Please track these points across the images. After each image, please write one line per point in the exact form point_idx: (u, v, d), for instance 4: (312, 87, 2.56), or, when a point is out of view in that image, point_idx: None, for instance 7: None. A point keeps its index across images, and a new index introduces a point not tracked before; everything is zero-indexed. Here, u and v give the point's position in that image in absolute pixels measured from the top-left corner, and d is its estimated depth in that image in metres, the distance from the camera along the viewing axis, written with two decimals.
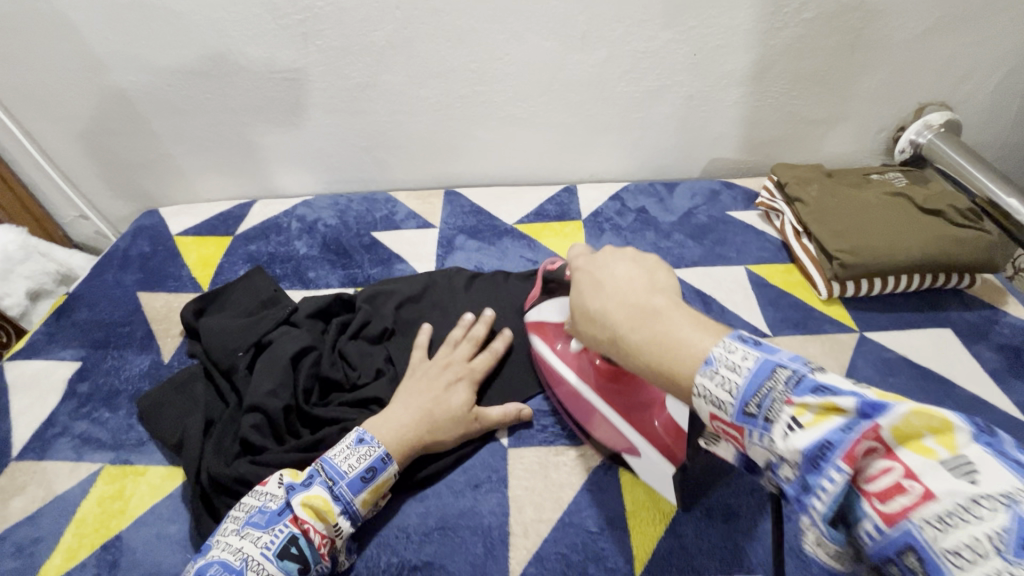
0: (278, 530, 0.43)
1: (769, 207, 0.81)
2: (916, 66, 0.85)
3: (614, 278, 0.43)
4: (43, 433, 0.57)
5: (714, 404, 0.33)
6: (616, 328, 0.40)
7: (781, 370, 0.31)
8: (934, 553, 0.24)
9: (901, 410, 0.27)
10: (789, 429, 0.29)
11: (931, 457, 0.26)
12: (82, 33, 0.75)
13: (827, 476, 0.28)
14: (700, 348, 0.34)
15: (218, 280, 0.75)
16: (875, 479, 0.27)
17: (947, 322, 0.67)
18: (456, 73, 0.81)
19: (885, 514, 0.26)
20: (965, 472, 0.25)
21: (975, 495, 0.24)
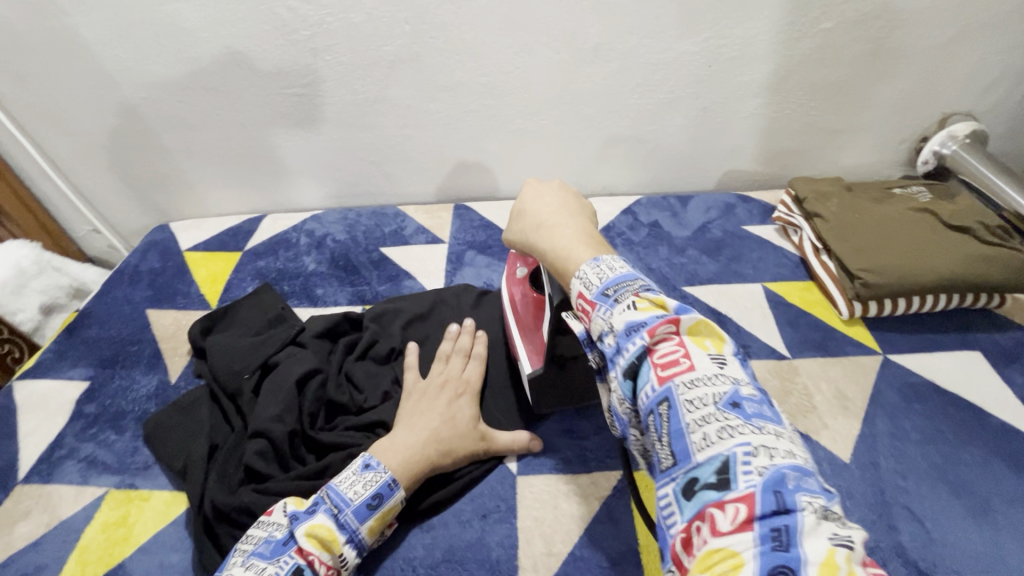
0: (283, 562, 0.41)
1: (786, 222, 0.79)
2: (941, 75, 0.82)
3: (537, 209, 0.49)
4: (49, 455, 0.57)
5: (584, 284, 0.39)
6: (541, 222, 0.47)
7: (639, 281, 0.37)
8: (681, 404, 0.32)
9: (699, 317, 0.35)
10: (627, 308, 0.35)
11: (704, 349, 0.34)
12: (95, 51, 0.75)
13: (633, 342, 0.34)
14: (582, 258, 0.42)
15: (227, 297, 0.75)
16: (665, 353, 0.34)
17: (976, 345, 0.64)
18: (465, 87, 0.80)
19: (660, 376, 0.33)
20: (719, 361, 0.33)
21: (719, 374, 0.32)
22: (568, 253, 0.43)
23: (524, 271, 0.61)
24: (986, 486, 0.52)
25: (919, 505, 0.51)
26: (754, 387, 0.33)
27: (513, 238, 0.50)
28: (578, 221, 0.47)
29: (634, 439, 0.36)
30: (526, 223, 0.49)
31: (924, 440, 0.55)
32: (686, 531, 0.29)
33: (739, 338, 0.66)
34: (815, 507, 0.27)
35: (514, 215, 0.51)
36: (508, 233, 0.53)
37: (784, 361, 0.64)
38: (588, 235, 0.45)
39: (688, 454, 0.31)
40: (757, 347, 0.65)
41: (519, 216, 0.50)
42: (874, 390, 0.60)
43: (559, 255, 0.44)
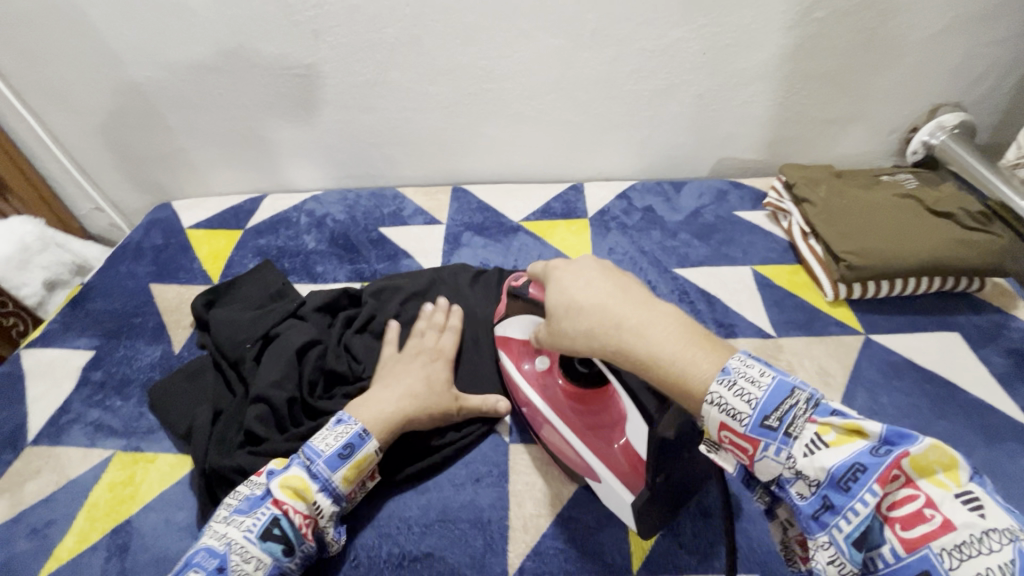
0: (260, 513, 0.44)
1: (777, 208, 0.81)
2: (931, 66, 0.84)
3: (589, 300, 0.43)
4: (57, 419, 0.59)
5: (727, 414, 0.35)
6: (620, 319, 0.41)
7: (799, 391, 0.35)
8: (945, 574, 0.30)
9: (929, 442, 0.32)
10: (813, 448, 0.34)
11: (945, 488, 0.32)
12: (100, 29, 0.77)
13: (863, 500, 0.32)
14: (709, 366, 0.37)
15: (228, 273, 0.77)
16: (900, 505, 0.32)
17: (955, 326, 0.67)
18: (465, 70, 0.81)
19: (906, 541, 0.32)
20: (973, 504, 0.31)
21: (982, 528, 0.30)
22: (687, 362, 0.37)
23: (542, 363, 0.56)
24: (958, 458, 0.55)
25: None
26: (1021, 526, 0.30)
27: (569, 333, 0.44)
28: (659, 306, 0.41)
29: None
30: (594, 320, 0.42)
31: (901, 415, 0.58)
32: None
33: (727, 318, 0.68)
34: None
35: (566, 310, 0.44)
36: (553, 331, 0.45)
37: (770, 340, 0.66)
38: (690, 327, 0.39)
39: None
40: (744, 326, 0.67)
41: (570, 308, 0.44)
42: (855, 367, 0.62)
43: (676, 363, 0.38)
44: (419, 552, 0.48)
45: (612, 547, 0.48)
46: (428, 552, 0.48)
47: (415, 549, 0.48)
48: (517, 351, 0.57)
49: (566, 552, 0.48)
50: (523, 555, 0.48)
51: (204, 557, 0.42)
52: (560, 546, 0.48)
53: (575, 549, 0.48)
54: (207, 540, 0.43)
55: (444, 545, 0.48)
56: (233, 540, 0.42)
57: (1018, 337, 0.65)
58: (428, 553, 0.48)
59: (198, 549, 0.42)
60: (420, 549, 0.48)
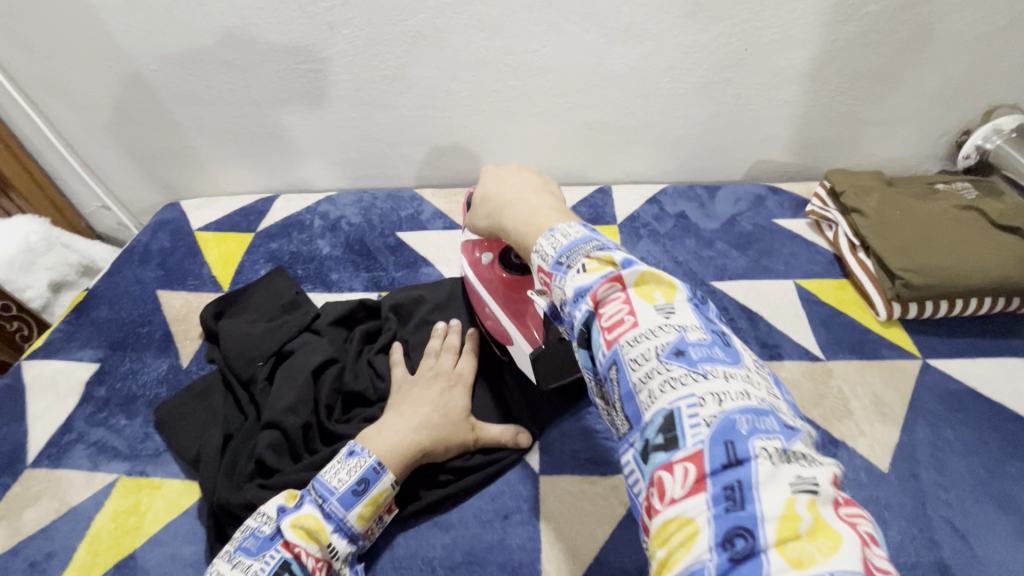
0: (269, 557, 0.40)
1: (820, 217, 0.75)
2: (991, 65, 0.77)
3: (498, 189, 0.47)
4: (59, 439, 0.55)
5: (542, 258, 0.37)
6: (506, 202, 0.45)
7: (594, 243, 0.35)
8: (626, 363, 0.30)
9: (646, 269, 0.33)
10: (576, 273, 0.34)
11: (651, 301, 0.32)
12: (104, 19, 0.72)
13: (578, 310, 0.33)
14: (551, 224, 0.40)
15: (239, 280, 0.73)
16: (611, 313, 0.32)
17: (1021, 352, 0.61)
18: (489, 66, 0.76)
19: (608, 339, 0.31)
20: (667, 312, 0.31)
21: (665, 325, 0.31)
22: (536, 226, 0.40)
23: (487, 255, 0.59)
24: None
25: (960, 520, 0.49)
26: (703, 330, 0.31)
27: (482, 223, 0.48)
28: (543, 197, 0.44)
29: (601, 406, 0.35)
30: (493, 206, 0.46)
31: (966, 451, 0.53)
32: (648, 495, 0.28)
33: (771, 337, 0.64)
34: (769, 452, 0.26)
35: (481, 201, 0.48)
36: (475, 219, 0.50)
37: (818, 363, 0.61)
38: (562, 211, 0.42)
39: (639, 414, 0.29)
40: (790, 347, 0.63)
41: (484, 201, 0.48)
42: (914, 397, 0.57)
43: (523, 231, 0.41)
44: None
45: None
46: None
47: None
48: (469, 246, 0.61)
49: None
50: None
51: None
52: None
53: None
54: None
55: None
56: None
57: None
58: None
59: None
60: None
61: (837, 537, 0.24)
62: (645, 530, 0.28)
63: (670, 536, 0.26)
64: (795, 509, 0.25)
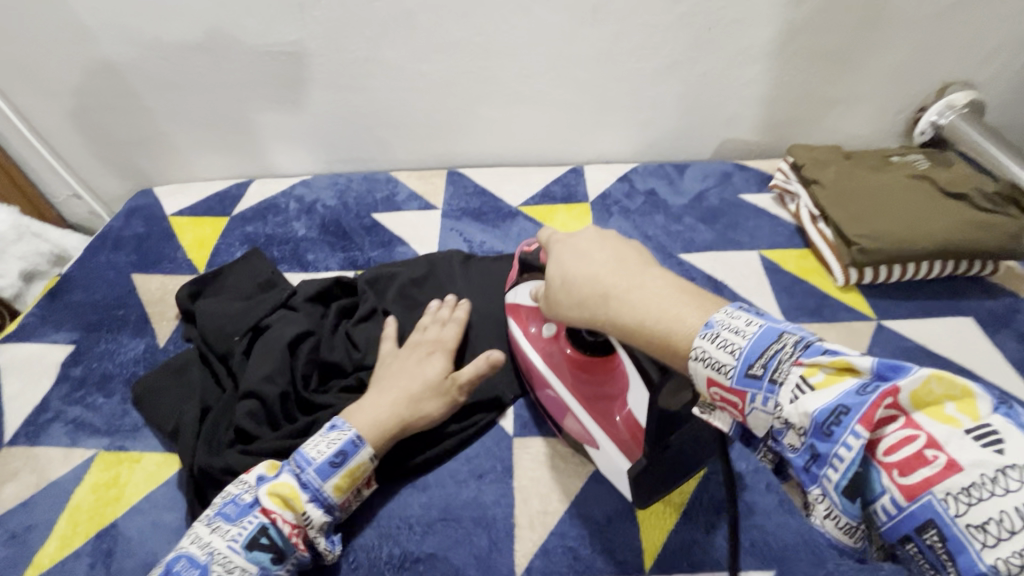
0: (246, 522, 0.42)
1: (783, 190, 0.78)
2: (942, 42, 0.81)
3: (586, 266, 0.42)
4: (36, 418, 0.56)
5: (713, 367, 0.32)
6: (605, 289, 0.39)
7: (787, 336, 0.32)
8: (955, 525, 0.26)
9: (927, 371, 0.28)
10: (798, 393, 0.30)
11: (955, 424, 0.27)
12: (68, 2, 0.71)
13: (844, 444, 0.28)
14: (696, 319, 0.34)
15: (215, 262, 0.73)
16: (897, 449, 0.28)
17: (969, 311, 0.65)
18: (460, 48, 0.77)
19: (904, 489, 0.27)
20: (988, 440, 0.26)
21: (993, 467, 0.25)
22: (671, 321, 0.35)
23: (550, 328, 0.53)
24: None
25: None
26: None
27: (567, 309, 0.42)
28: (651, 273, 0.39)
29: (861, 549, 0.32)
30: (585, 290, 0.41)
31: None
32: None
33: None
34: None
35: (561, 282, 0.43)
36: (551, 301, 0.45)
37: None
38: (685, 288, 0.37)
39: (975, 568, 0.25)
40: None
41: (566, 284, 0.42)
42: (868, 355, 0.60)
43: (657, 322, 0.36)
44: (422, 554, 0.46)
45: (623, 544, 0.46)
46: (432, 552, 0.46)
47: (417, 549, 0.46)
48: (524, 316, 0.55)
49: (574, 551, 0.46)
50: (531, 554, 0.46)
51: (185, 566, 0.40)
52: (569, 544, 0.46)
53: (584, 547, 0.46)
54: (188, 546, 0.42)
55: (448, 545, 0.46)
56: (216, 550, 0.41)
57: None
58: (431, 554, 0.46)
59: (179, 556, 0.41)
60: (422, 550, 0.46)
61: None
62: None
63: None
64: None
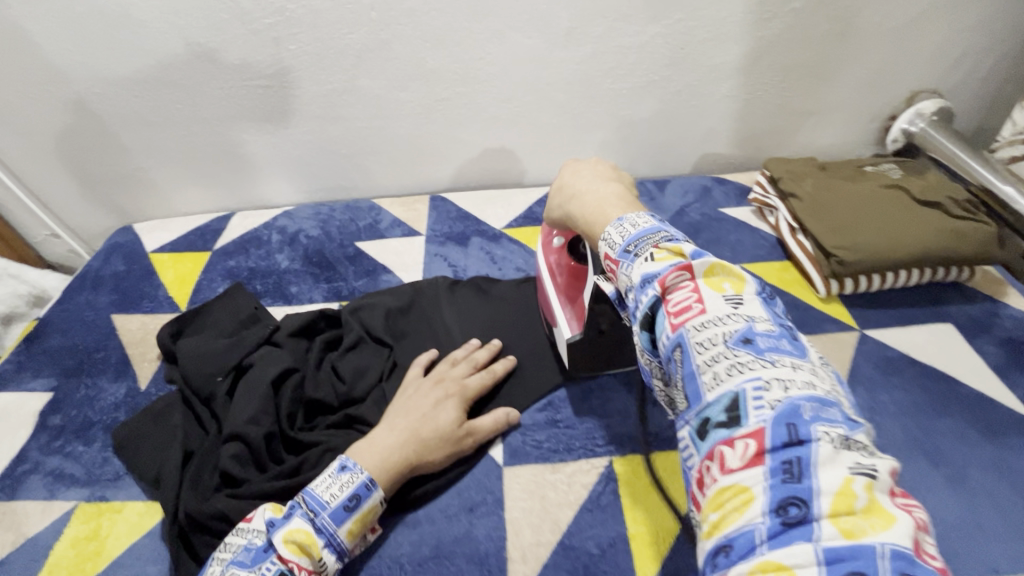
0: (265, 568, 0.40)
1: (762, 203, 0.79)
2: (908, 53, 0.83)
3: (579, 175, 0.49)
4: (13, 470, 0.54)
5: (609, 245, 0.37)
6: (574, 193, 0.46)
7: (663, 233, 0.35)
8: (692, 347, 0.29)
9: (718, 260, 0.32)
10: (643, 261, 0.33)
11: (719, 291, 0.31)
12: (40, 44, 0.71)
13: (646, 292, 0.32)
14: (617, 214, 0.40)
15: (196, 299, 0.72)
16: (679, 297, 0.31)
17: (949, 317, 0.66)
18: (437, 75, 0.78)
19: (674, 323, 0.30)
20: (736, 303, 0.30)
21: (733, 314, 0.30)
22: (601, 211, 0.42)
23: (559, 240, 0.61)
24: (962, 456, 0.53)
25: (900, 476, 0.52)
26: (774, 324, 0.30)
27: (556, 214, 0.51)
28: (614, 186, 0.45)
29: (658, 389, 0.35)
30: (563, 196, 0.49)
31: (901, 412, 0.56)
32: (700, 473, 0.28)
33: None
34: (831, 437, 0.25)
35: (555, 189, 0.50)
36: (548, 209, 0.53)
37: None
38: (625, 200, 0.43)
39: (699, 395, 0.28)
40: None
41: (558, 190, 0.50)
42: (853, 366, 0.61)
43: (590, 212, 0.43)
44: None
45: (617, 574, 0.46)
46: None
47: None
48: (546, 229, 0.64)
49: None
50: None
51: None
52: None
53: None
54: None
55: None
56: None
57: (1010, 325, 0.65)
58: None
59: None
60: None
61: (892, 517, 0.23)
62: (697, 511, 0.28)
63: (724, 500, 0.25)
64: (852, 488, 0.24)
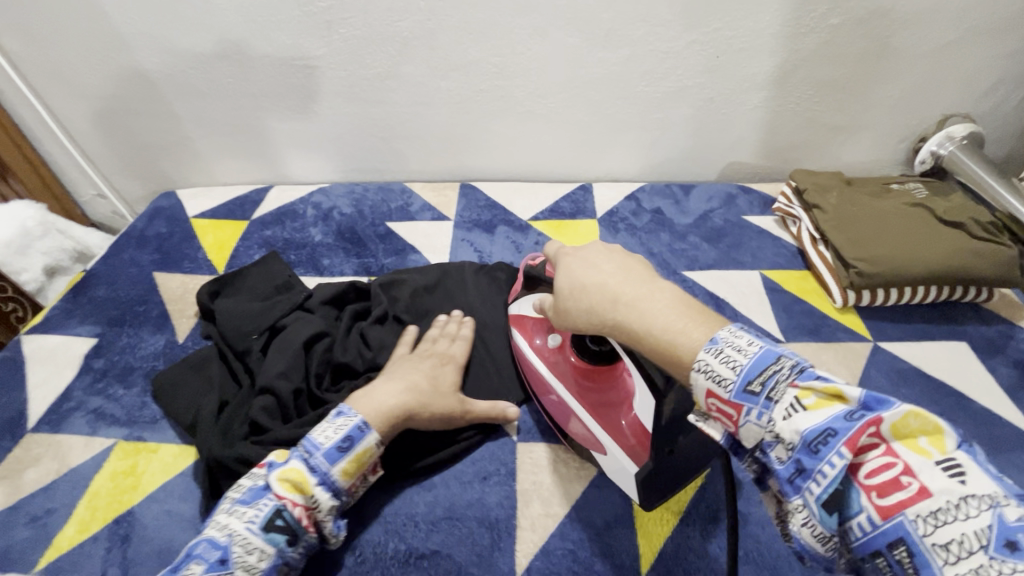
0: (262, 504, 0.42)
1: (786, 213, 0.81)
2: (943, 76, 0.84)
3: (595, 276, 0.46)
4: (58, 407, 0.58)
5: (713, 380, 0.36)
6: (616, 296, 0.43)
7: (784, 359, 0.35)
8: (921, 543, 0.28)
9: (907, 408, 0.30)
10: (791, 411, 0.33)
11: (925, 455, 0.29)
12: (107, 11, 0.75)
13: (828, 461, 0.31)
14: (703, 333, 0.38)
15: (234, 264, 0.76)
16: (876, 472, 0.30)
17: (963, 336, 0.67)
18: (477, 66, 0.80)
19: (880, 508, 0.29)
20: (957, 472, 0.28)
21: (959, 493, 0.28)
22: (683, 334, 0.39)
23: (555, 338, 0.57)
24: None
25: None
26: (1012, 498, 0.27)
27: (577, 317, 0.46)
28: (659, 285, 0.43)
29: (840, 564, 0.33)
30: (595, 298, 0.45)
31: None
32: None
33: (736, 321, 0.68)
34: None
35: (568, 291, 0.47)
36: (560, 311, 0.48)
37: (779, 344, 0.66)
38: (685, 306, 0.41)
39: (936, 574, 0.27)
40: (753, 330, 0.67)
41: (575, 290, 0.46)
42: (864, 375, 0.62)
43: (664, 338, 0.40)
44: (426, 550, 0.48)
45: (621, 550, 0.48)
46: (435, 549, 0.48)
47: (421, 546, 0.48)
48: (530, 329, 0.59)
49: (575, 553, 0.47)
50: (531, 555, 0.47)
51: (207, 549, 0.40)
52: (569, 547, 0.48)
53: (583, 550, 0.48)
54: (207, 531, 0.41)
55: (451, 543, 0.48)
56: (235, 531, 0.40)
57: None
58: (434, 551, 0.48)
59: (199, 540, 0.40)
60: (426, 546, 0.48)
61: None
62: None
63: None
64: None
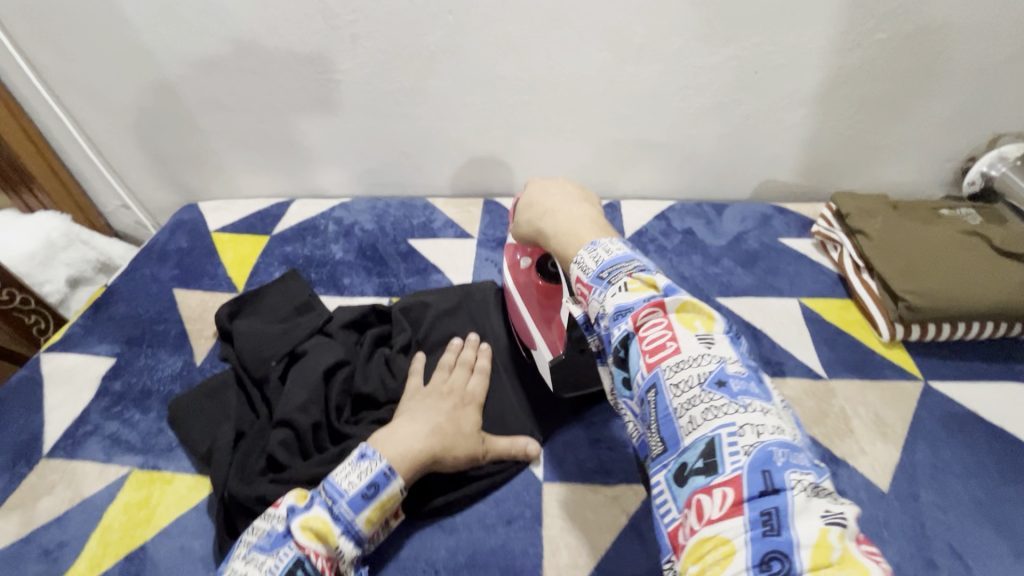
0: (282, 553, 0.39)
1: (826, 237, 0.76)
2: (998, 94, 0.79)
3: (543, 195, 0.52)
4: (75, 431, 0.57)
5: (582, 269, 0.40)
6: (545, 208, 0.50)
7: (635, 262, 0.38)
8: (668, 389, 0.33)
9: (688, 297, 0.36)
10: (617, 290, 0.36)
11: (692, 331, 0.35)
12: (133, 25, 0.75)
13: (620, 327, 0.35)
14: (592, 236, 0.43)
15: (254, 281, 0.75)
16: (653, 337, 0.34)
17: (1022, 376, 0.62)
18: (504, 81, 0.78)
19: (649, 362, 0.34)
20: (707, 342, 0.34)
21: (706, 357, 0.34)
22: (573, 232, 0.45)
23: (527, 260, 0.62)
24: None
25: (961, 542, 0.49)
26: (741, 365, 0.34)
27: (524, 229, 0.53)
28: (582, 205, 0.49)
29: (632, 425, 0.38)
30: (534, 212, 0.51)
31: (965, 473, 0.54)
32: (680, 512, 0.31)
33: (774, 354, 0.65)
34: (802, 485, 0.29)
35: (525, 206, 0.53)
36: (517, 225, 0.55)
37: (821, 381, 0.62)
38: (594, 218, 0.46)
39: (677, 437, 0.32)
40: (793, 364, 0.64)
41: (528, 206, 0.53)
42: (915, 418, 0.58)
43: (563, 235, 0.46)
44: None
45: None
46: None
47: None
48: (510, 249, 0.64)
49: None
50: None
51: None
52: None
53: None
54: None
55: None
56: None
57: None
58: None
59: None
60: None
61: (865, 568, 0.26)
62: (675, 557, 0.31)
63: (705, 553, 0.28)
64: (828, 539, 0.27)
